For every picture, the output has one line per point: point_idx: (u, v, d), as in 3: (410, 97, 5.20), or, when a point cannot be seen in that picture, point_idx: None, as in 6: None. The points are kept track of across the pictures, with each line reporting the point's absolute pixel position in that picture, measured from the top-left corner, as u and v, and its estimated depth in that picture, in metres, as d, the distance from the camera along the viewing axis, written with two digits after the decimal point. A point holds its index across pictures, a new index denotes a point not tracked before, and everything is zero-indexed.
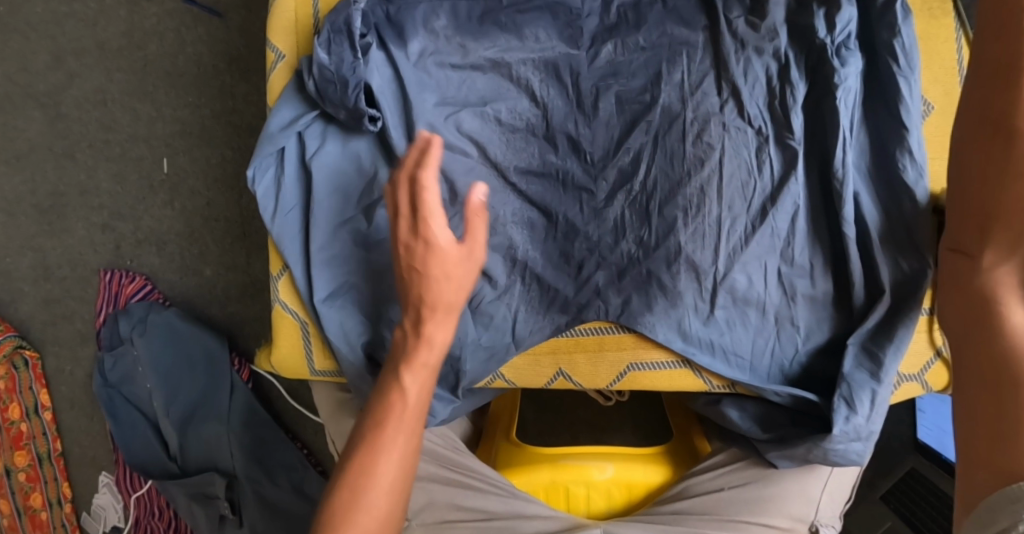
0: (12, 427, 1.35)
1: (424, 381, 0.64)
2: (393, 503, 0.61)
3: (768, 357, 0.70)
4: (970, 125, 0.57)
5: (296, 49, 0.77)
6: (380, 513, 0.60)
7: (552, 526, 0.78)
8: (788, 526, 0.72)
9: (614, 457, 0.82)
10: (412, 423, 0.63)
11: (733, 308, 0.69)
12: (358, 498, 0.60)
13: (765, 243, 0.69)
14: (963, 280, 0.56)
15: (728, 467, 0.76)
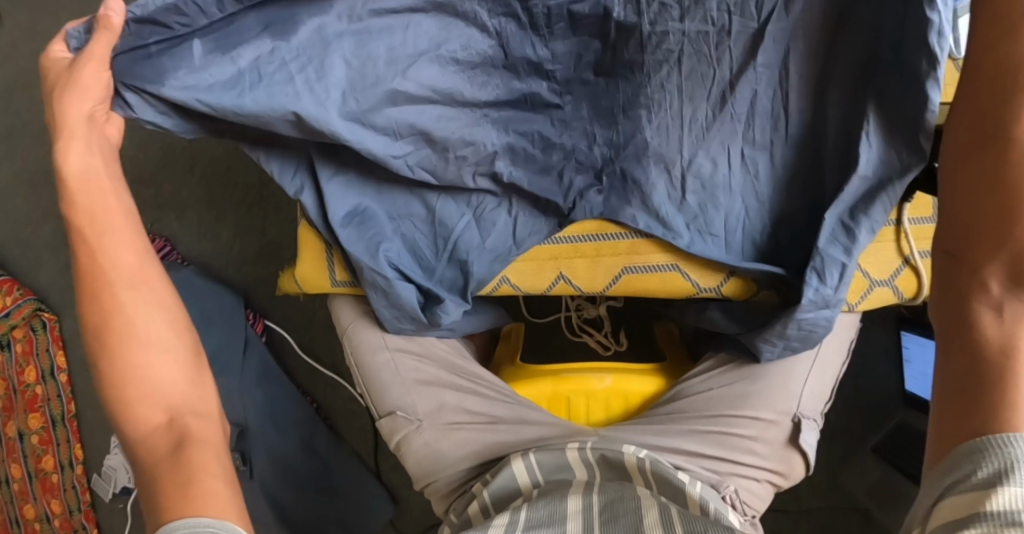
0: (27, 389, 1.41)
1: (118, 229, 0.68)
2: (163, 358, 0.65)
3: (739, 233, 0.78)
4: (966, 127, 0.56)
5: None
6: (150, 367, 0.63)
7: (555, 432, 0.85)
8: (773, 419, 0.79)
9: (612, 370, 0.88)
10: (137, 270, 0.67)
11: (703, 192, 0.78)
12: (134, 353, 0.63)
13: (726, 128, 0.77)
14: (952, 287, 0.54)
15: (716, 369, 0.83)
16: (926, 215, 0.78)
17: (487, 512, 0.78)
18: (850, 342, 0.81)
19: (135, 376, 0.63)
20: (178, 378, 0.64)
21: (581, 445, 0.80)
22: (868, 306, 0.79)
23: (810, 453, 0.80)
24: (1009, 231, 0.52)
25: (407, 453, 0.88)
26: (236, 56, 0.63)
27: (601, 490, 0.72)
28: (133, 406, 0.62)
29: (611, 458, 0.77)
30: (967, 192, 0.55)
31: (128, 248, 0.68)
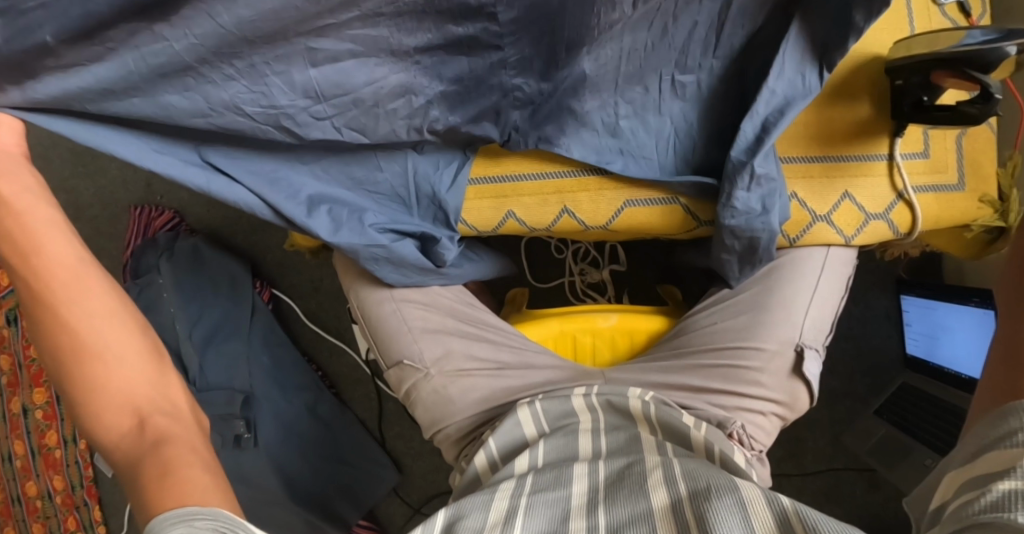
0: (32, 364, 1.41)
1: (49, 239, 0.65)
2: (127, 366, 0.64)
3: (669, 152, 0.82)
4: None
5: None
6: (113, 375, 0.64)
7: (562, 376, 0.86)
8: (777, 350, 0.80)
9: (617, 309, 0.91)
10: (77, 273, 0.65)
11: (634, 117, 0.81)
12: (90, 363, 0.63)
13: (662, 54, 0.78)
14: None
15: (721, 303, 0.84)
16: (917, 151, 0.81)
17: (493, 465, 0.77)
18: (849, 276, 0.83)
19: (94, 387, 0.63)
20: (141, 380, 0.65)
21: (587, 392, 0.79)
22: (866, 240, 0.82)
23: (815, 384, 0.81)
24: None
25: (417, 400, 0.88)
26: (105, 39, 0.55)
27: (608, 457, 0.69)
28: (103, 412, 0.63)
29: (617, 404, 0.77)
30: None
31: (60, 253, 0.65)
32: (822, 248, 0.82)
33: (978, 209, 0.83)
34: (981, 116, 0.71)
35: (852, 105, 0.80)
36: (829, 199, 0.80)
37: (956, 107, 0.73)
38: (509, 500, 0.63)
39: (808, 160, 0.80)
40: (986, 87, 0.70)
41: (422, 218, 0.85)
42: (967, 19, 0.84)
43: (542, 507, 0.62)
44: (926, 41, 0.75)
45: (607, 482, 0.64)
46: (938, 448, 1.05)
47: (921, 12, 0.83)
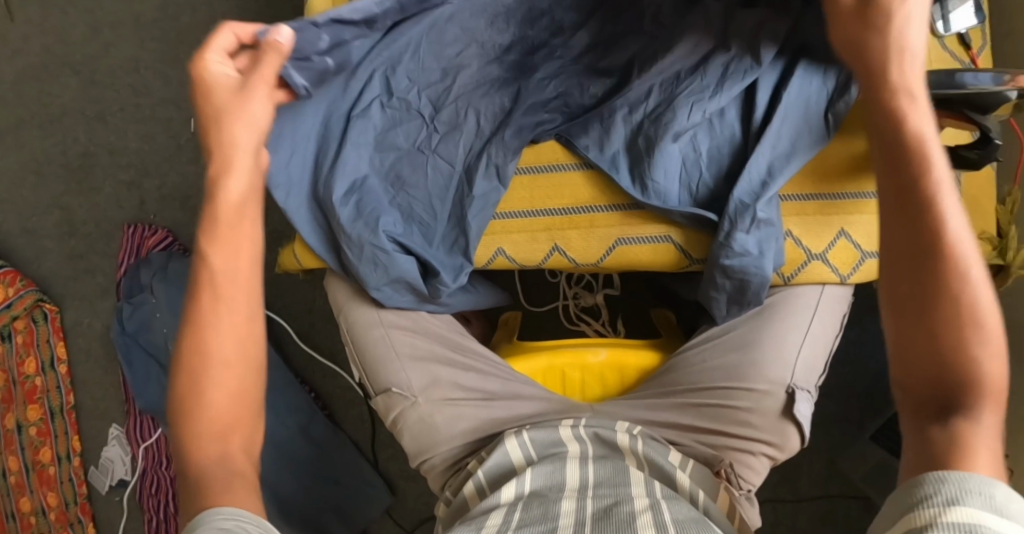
0: (26, 381, 1.41)
1: (246, 234, 0.64)
2: (245, 383, 0.61)
3: (677, 182, 0.80)
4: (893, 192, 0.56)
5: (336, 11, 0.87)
6: (229, 388, 0.60)
7: (551, 408, 0.85)
8: (767, 390, 0.78)
9: (608, 343, 0.89)
10: (247, 288, 0.63)
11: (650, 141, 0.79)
12: (212, 365, 0.60)
13: (693, 85, 0.79)
14: (903, 347, 0.54)
15: (712, 339, 0.83)
16: None
17: (481, 493, 0.76)
18: (843, 315, 0.82)
19: (218, 393, 0.60)
20: (240, 391, 0.61)
21: (574, 422, 0.78)
22: (861, 279, 0.79)
23: (807, 425, 0.79)
24: (941, 292, 0.52)
25: (403, 428, 0.86)
26: None
27: (596, 492, 0.66)
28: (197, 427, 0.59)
29: (604, 436, 0.77)
30: (900, 257, 0.54)
31: (246, 245, 0.64)
32: (817, 286, 0.80)
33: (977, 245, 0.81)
34: (980, 161, 0.69)
35: (849, 140, 0.78)
36: (823, 237, 0.78)
37: (953, 150, 0.71)
38: None
39: (803, 198, 0.78)
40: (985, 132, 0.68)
41: (441, 244, 0.84)
42: (967, 51, 0.82)
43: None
44: None
45: (594, 517, 0.61)
46: None
47: (920, 44, 0.82)
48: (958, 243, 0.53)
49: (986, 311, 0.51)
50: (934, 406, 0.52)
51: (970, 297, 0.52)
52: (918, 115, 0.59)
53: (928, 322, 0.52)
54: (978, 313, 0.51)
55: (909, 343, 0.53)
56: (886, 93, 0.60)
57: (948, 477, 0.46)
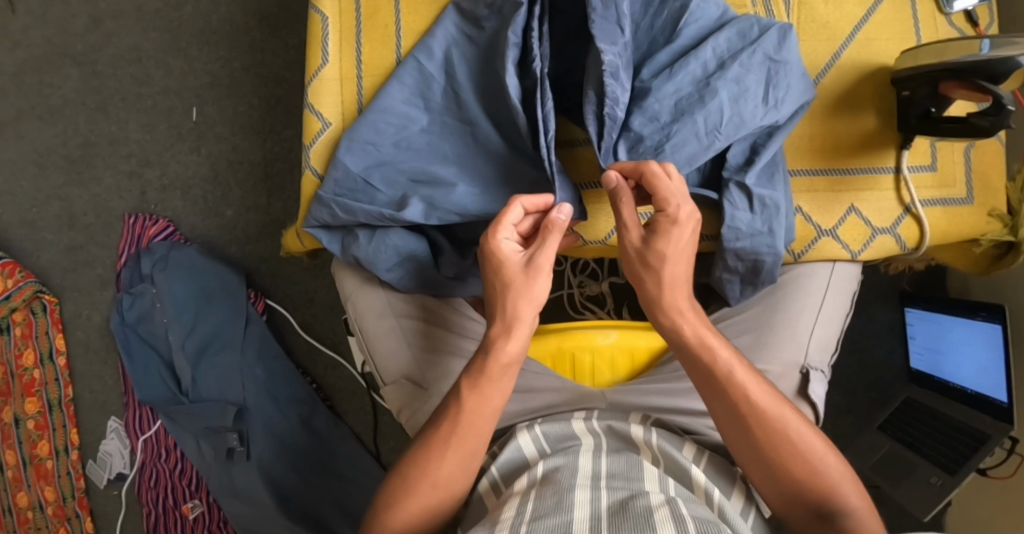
0: (25, 373, 1.38)
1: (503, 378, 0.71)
2: (445, 499, 0.71)
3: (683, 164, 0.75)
4: (697, 368, 0.69)
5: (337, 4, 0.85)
6: (430, 502, 0.70)
7: (561, 399, 0.83)
8: (782, 371, 0.75)
9: (617, 325, 0.88)
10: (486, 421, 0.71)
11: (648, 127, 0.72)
12: (429, 481, 0.70)
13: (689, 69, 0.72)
14: (763, 476, 0.68)
15: (724, 319, 0.78)
16: (924, 164, 0.79)
17: (496, 488, 0.73)
18: (853, 293, 0.79)
19: (435, 490, 0.70)
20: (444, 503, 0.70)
21: (587, 416, 0.79)
22: (873, 256, 0.78)
23: (822, 406, 0.75)
24: (767, 429, 0.66)
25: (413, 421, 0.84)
26: None
27: (610, 485, 0.65)
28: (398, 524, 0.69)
29: (618, 428, 0.76)
30: (725, 416, 0.68)
31: (494, 396, 0.71)
32: (828, 263, 0.78)
33: (987, 223, 0.81)
34: (992, 129, 0.68)
35: (858, 118, 0.78)
36: (834, 213, 0.77)
37: (966, 119, 0.70)
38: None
39: (812, 173, 0.78)
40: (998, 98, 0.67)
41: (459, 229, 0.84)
42: (974, 28, 0.82)
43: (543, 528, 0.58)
44: (930, 51, 0.73)
45: (609, 512, 0.59)
46: (943, 464, 1.03)
47: (927, 22, 0.81)
48: (759, 397, 0.67)
49: (802, 430, 0.67)
50: (808, 513, 0.66)
51: (781, 426, 0.67)
52: (672, 258, 0.68)
53: (773, 467, 0.67)
54: (799, 434, 0.67)
55: (773, 483, 0.67)
56: (648, 261, 0.68)
57: None
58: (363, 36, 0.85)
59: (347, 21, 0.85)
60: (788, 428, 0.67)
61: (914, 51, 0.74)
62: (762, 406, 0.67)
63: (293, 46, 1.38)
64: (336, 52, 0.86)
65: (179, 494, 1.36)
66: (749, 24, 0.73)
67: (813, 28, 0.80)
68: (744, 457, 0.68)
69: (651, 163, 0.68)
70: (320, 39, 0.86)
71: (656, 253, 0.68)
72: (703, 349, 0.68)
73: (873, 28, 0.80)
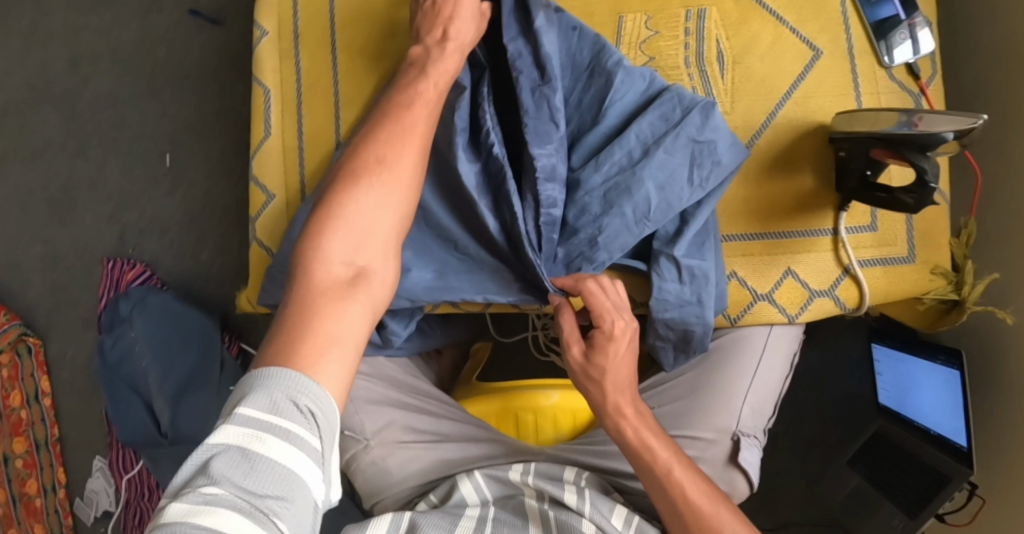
0: (12, 413, 1.42)
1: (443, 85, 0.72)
2: (394, 225, 0.67)
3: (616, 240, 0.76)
4: (639, 466, 0.70)
5: (278, 78, 0.87)
6: (386, 235, 0.66)
7: (500, 452, 0.84)
8: (712, 437, 0.75)
9: (560, 385, 0.89)
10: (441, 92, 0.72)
11: (583, 216, 0.74)
12: (378, 180, 0.66)
13: (618, 156, 0.73)
14: None
15: (660, 385, 0.80)
16: (863, 224, 0.79)
17: None
18: (793, 357, 0.81)
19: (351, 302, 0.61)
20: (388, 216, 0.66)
21: (525, 467, 0.78)
22: (811, 318, 0.79)
23: (754, 474, 0.75)
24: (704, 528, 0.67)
25: (355, 472, 0.85)
26: None
27: None
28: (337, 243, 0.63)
29: (552, 491, 0.74)
30: (666, 513, 0.68)
31: (429, 113, 0.70)
32: (765, 326, 0.79)
33: (930, 280, 0.80)
34: (917, 206, 0.69)
35: (795, 178, 0.79)
36: (771, 277, 0.78)
37: (894, 195, 0.71)
38: None
39: (748, 237, 0.79)
40: (921, 174, 0.68)
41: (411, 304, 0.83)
42: (917, 81, 0.82)
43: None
44: (863, 117, 0.73)
45: None
46: (904, 506, 1.01)
47: (867, 76, 0.82)
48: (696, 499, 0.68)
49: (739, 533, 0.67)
50: None
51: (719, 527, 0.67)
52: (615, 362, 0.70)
53: None
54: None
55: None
56: (590, 372, 0.71)
57: None
58: (304, 106, 0.86)
59: (288, 92, 0.87)
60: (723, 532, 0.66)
61: (847, 114, 0.75)
62: (697, 508, 0.67)
63: None
64: (278, 123, 0.87)
65: None
66: (672, 105, 0.73)
67: (748, 86, 0.81)
68: None
69: (590, 280, 0.71)
70: (262, 112, 0.87)
71: (598, 351, 0.70)
72: (641, 446, 0.70)
73: (808, 87, 0.81)
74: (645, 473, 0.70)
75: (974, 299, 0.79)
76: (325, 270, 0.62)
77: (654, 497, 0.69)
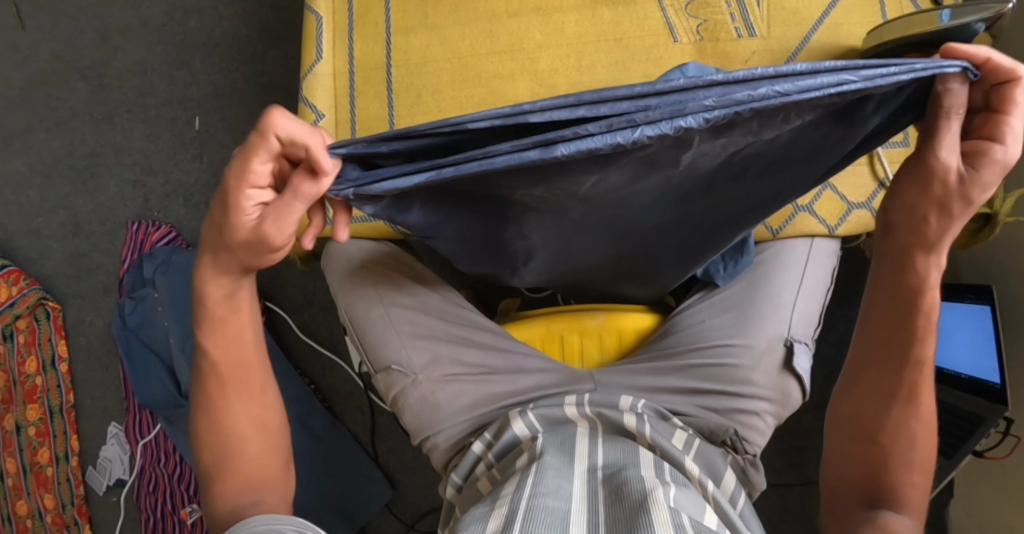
0: (27, 380, 1.39)
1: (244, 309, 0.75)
2: (268, 392, 0.77)
3: None
4: (885, 317, 0.68)
5: (328, 9, 0.98)
6: (263, 407, 0.76)
7: (551, 380, 0.85)
8: (767, 346, 0.83)
9: (604, 307, 0.91)
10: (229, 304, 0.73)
11: None
12: (229, 374, 0.74)
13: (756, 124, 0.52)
14: (863, 428, 0.72)
15: (707, 302, 0.86)
16: (898, 140, 0.90)
17: (494, 479, 0.75)
18: (833, 267, 0.89)
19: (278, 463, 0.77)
20: (259, 404, 0.76)
21: (579, 401, 0.80)
22: (850, 229, 0.89)
23: (806, 378, 0.83)
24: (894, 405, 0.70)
25: (404, 407, 0.87)
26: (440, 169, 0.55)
27: (607, 471, 0.66)
28: (234, 418, 0.75)
29: (610, 416, 0.76)
30: (875, 376, 0.71)
31: (243, 311, 0.74)
32: (806, 239, 0.89)
33: None
34: None
35: None
36: (812, 191, 0.88)
37: None
38: (507, 507, 0.59)
39: None
40: None
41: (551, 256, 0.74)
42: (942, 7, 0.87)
43: (541, 513, 0.57)
44: (891, 27, 0.78)
45: (606, 500, 0.61)
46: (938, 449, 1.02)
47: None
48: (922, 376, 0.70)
49: (923, 425, 0.70)
50: (860, 490, 0.72)
51: (915, 412, 0.70)
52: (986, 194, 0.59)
53: (875, 437, 0.71)
54: (918, 425, 0.70)
55: (865, 468, 0.71)
56: (969, 198, 0.58)
57: None
58: (355, 34, 0.97)
59: (339, 20, 0.98)
60: (913, 425, 0.70)
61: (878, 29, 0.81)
62: (917, 390, 0.70)
63: (292, 56, 1.42)
64: (329, 49, 0.97)
65: (177, 499, 1.35)
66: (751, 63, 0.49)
67: (781, 16, 0.89)
68: (859, 407, 0.72)
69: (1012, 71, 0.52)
70: (314, 37, 0.97)
71: (982, 186, 0.57)
72: (912, 306, 0.66)
73: (840, 13, 0.87)
74: (879, 330, 0.69)
75: (1005, 212, 0.83)
76: (237, 464, 0.74)
77: (868, 356, 0.71)
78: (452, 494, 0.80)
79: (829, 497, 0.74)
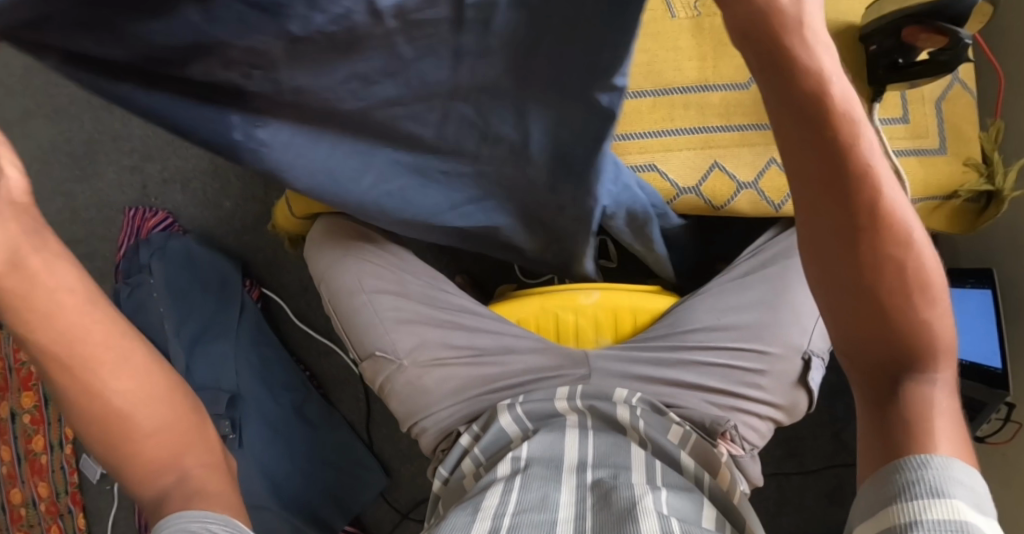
0: (22, 367, 1.37)
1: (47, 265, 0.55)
2: (142, 362, 0.61)
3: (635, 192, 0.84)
4: (808, 163, 0.55)
5: None
6: (149, 382, 0.61)
7: (545, 362, 0.85)
8: (783, 354, 0.84)
9: (600, 284, 0.90)
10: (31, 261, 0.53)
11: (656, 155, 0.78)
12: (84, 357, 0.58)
13: None
14: (850, 299, 0.58)
15: (718, 296, 0.85)
16: (897, 116, 0.92)
17: (478, 469, 0.78)
18: None
19: (191, 431, 0.65)
20: (139, 380, 0.61)
21: (569, 395, 0.80)
22: None
23: (815, 390, 0.85)
24: (864, 252, 0.57)
25: (392, 392, 0.87)
26: None
27: (594, 470, 0.69)
28: (122, 406, 0.60)
29: (602, 409, 0.77)
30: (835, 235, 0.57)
31: (51, 268, 0.55)
32: None
33: (964, 172, 0.91)
34: (952, 61, 0.82)
35: None
36: None
37: (931, 58, 0.83)
38: (491, 522, 0.60)
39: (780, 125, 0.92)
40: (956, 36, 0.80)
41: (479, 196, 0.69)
42: None
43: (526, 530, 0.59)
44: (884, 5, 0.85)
45: (593, 507, 0.62)
46: None
47: None
48: (886, 203, 0.57)
49: (914, 253, 0.58)
50: (882, 367, 0.60)
51: (893, 250, 0.58)
52: None
53: (870, 302, 0.58)
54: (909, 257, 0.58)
55: (873, 337, 0.59)
56: None
57: (932, 463, 0.54)
58: None
59: None
60: (892, 254, 0.58)
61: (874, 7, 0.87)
62: (880, 215, 0.57)
63: None
64: None
65: None
66: None
67: None
68: (835, 285, 0.58)
69: None
70: None
71: None
72: (831, 125, 0.54)
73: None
74: (812, 180, 0.56)
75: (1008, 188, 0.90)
76: (151, 457, 0.62)
77: (820, 221, 0.57)
78: (439, 486, 0.81)
79: (862, 391, 0.62)
